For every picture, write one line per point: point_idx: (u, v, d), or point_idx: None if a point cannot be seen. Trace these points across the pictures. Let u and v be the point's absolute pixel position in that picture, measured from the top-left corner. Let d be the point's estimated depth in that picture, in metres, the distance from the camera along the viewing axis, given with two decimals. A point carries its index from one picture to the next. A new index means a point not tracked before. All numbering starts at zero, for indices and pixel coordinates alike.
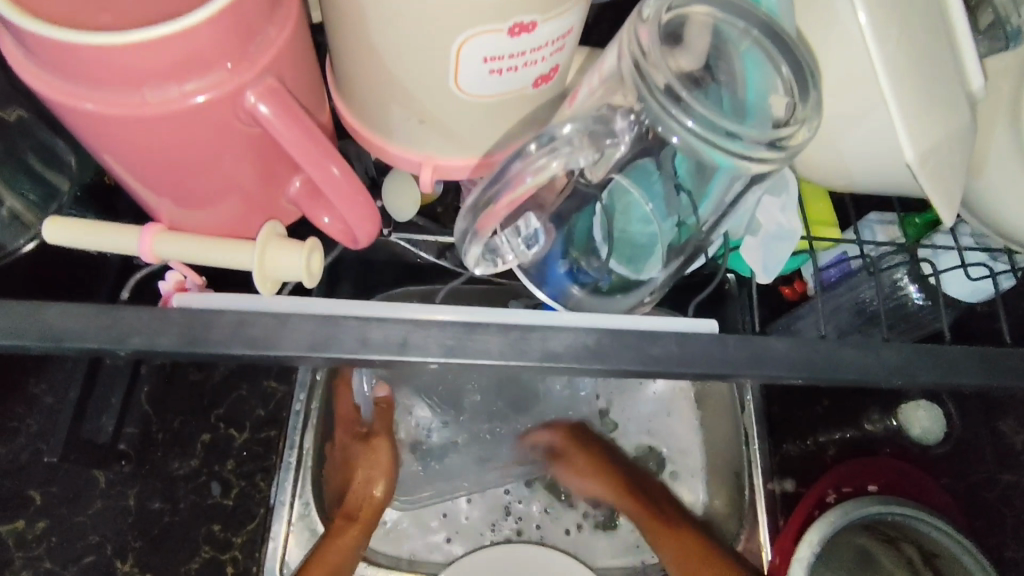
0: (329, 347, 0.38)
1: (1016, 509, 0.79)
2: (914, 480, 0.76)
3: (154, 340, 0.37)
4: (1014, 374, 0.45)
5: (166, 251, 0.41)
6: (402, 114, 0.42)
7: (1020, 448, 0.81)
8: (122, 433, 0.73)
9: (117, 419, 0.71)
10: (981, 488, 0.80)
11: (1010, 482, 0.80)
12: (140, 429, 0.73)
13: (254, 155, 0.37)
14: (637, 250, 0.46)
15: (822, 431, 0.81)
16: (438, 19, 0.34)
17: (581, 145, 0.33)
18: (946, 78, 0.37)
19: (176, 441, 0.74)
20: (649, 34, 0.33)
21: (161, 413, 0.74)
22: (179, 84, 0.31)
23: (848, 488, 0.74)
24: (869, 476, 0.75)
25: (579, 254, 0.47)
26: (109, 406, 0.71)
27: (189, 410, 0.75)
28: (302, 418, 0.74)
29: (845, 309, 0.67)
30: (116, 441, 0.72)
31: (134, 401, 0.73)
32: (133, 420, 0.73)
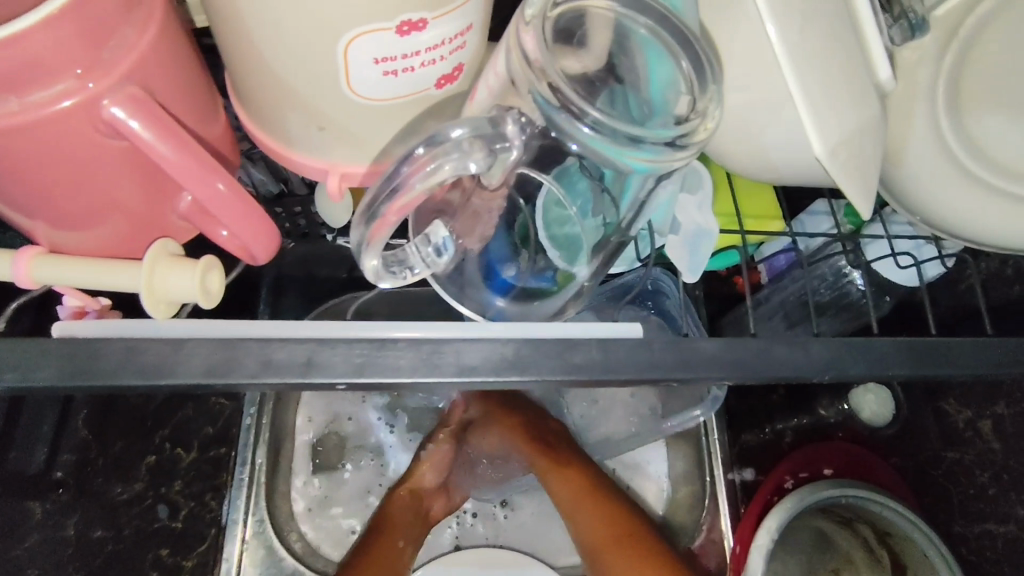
0: (226, 373, 0.36)
1: (965, 486, 0.75)
2: (866, 462, 0.77)
3: (28, 375, 0.34)
4: (939, 361, 0.45)
5: (44, 276, 0.38)
6: (300, 120, 0.39)
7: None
8: (56, 460, 0.58)
9: (50, 449, 0.58)
10: (929, 467, 0.78)
11: (957, 459, 0.76)
12: (80, 455, 0.60)
13: (129, 171, 0.34)
14: (567, 247, 0.45)
15: (778, 418, 0.82)
16: (317, 18, 0.32)
17: (473, 150, 0.31)
18: (852, 69, 0.37)
19: (117, 467, 0.64)
20: (534, 35, 0.31)
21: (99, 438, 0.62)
22: (23, 95, 0.28)
23: (803, 475, 0.75)
24: (825, 461, 0.76)
25: (514, 254, 0.45)
26: (38, 436, 0.58)
27: (129, 433, 0.65)
28: (253, 432, 0.78)
29: (790, 300, 0.68)
30: (51, 470, 0.58)
31: (69, 425, 0.60)
32: (68, 448, 0.60)
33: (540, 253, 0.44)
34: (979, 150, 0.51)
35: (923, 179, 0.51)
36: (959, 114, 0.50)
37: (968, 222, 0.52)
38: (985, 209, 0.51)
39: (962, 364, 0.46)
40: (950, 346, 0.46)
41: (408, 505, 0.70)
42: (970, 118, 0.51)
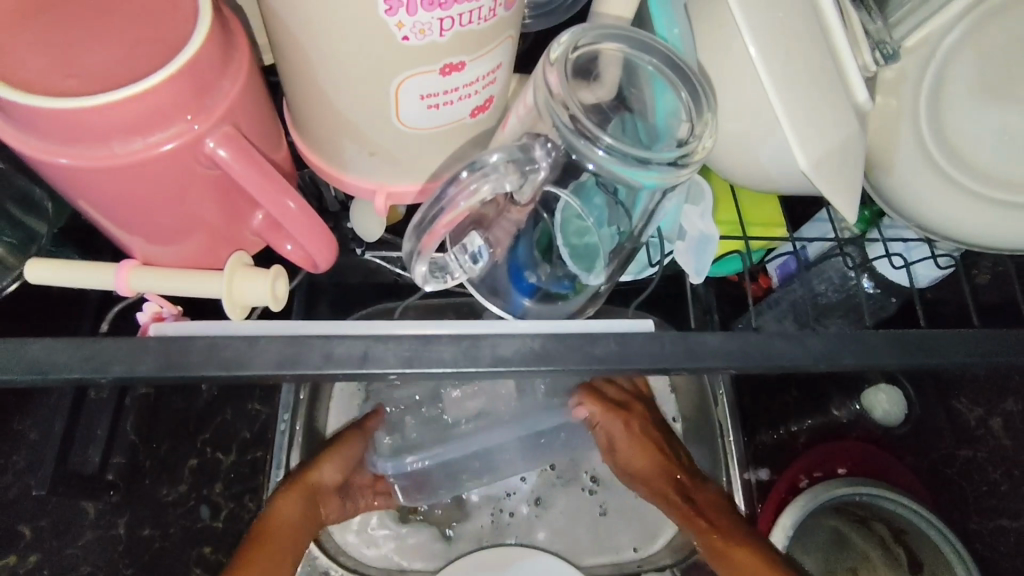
0: (296, 364, 0.42)
1: (976, 482, 0.84)
2: (880, 463, 0.81)
3: (133, 367, 0.41)
4: (925, 352, 0.50)
5: (141, 285, 0.44)
6: (353, 147, 0.46)
7: (975, 423, 0.86)
8: (109, 463, 0.74)
9: (104, 449, 0.73)
10: (942, 464, 0.85)
11: (968, 457, 0.85)
12: (129, 459, 0.75)
13: (218, 195, 0.41)
14: (585, 255, 0.50)
15: (793, 419, 0.86)
16: (374, 64, 0.38)
17: (507, 172, 0.38)
18: (832, 94, 0.42)
19: (163, 468, 0.76)
20: (556, 76, 0.37)
21: (147, 441, 0.76)
22: (145, 137, 0.35)
23: (819, 474, 0.79)
24: (837, 461, 0.80)
25: (536, 263, 0.50)
26: (95, 438, 0.72)
27: (175, 436, 0.77)
28: (287, 437, 0.77)
29: (802, 303, 0.73)
30: (105, 471, 0.73)
31: (121, 431, 0.74)
32: (120, 450, 0.74)
33: (560, 263, 0.50)
34: (962, 158, 0.55)
35: (910, 186, 0.56)
36: (941, 125, 0.55)
37: (958, 224, 0.56)
38: (971, 211, 0.56)
39: (946, 354, 0.50)
40: (936, 338, 0.51)
41: (297, 498, 0.67)
42: (951, 128, 0.55)
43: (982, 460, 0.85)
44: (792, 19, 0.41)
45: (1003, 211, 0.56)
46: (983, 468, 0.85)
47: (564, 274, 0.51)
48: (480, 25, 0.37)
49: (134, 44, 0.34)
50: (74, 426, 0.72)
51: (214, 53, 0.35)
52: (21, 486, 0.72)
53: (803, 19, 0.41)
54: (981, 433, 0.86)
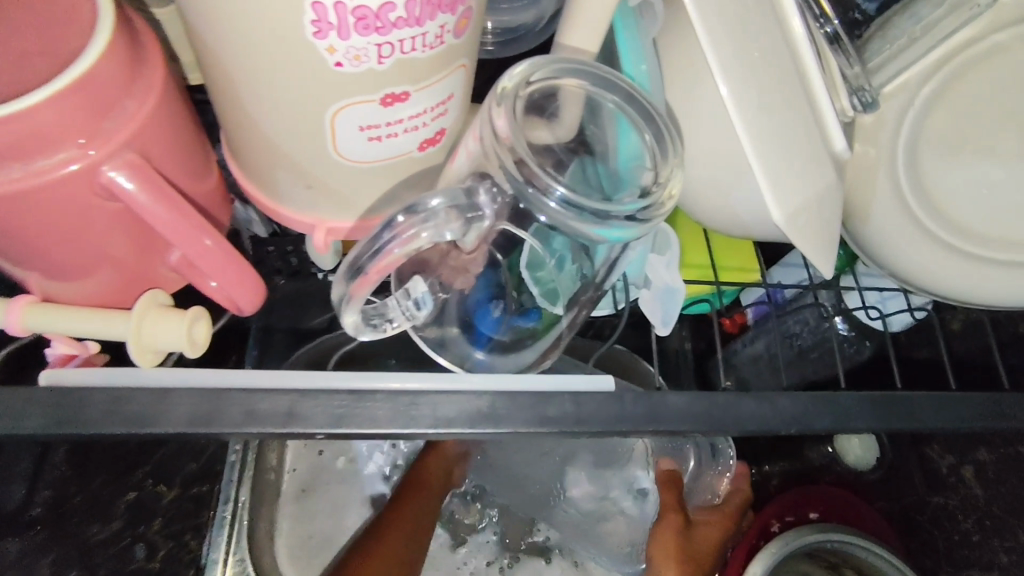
0: (211, 423, 0.37)
1: (948, 531, 0.72)
2: (853, 504, 0.73)
3: (17, 423, 0.36)
4: (902, 417, 0.47)
5: (34, 325, 0.39)
6: (288, 178, 0.41)
7: (947, 471, 0.73)
8: (32, 498, 0.56)
9: (28, 484, 0.55)
10: (913, 511, 0.76)
11: (941, 505, 0.74)
12: (59, 490, 0.57)
13: (126, 229, 0.36)
14: (552, 292, 0.45)
15: (766, 459, 0.82)
16: (307, 93, 0.34)
17: (448, 220, 0.34)
18: (806, 141, 0.39)
19: (94, 505, 0.60)
20: (504, 116, 0.34)
21: (80, 475, 0.59)
22: (27, 163, 0.30)
23: (790, 519, 0.72)
24: (809, 504, 0.73)
25: (501, 305, 0.46)
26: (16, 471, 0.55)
27: (109, 470, 0.61)
28: (236, 472, 0.72)
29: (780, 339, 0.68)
30: (27, 507, 0.55)
31: (49, 464, 0.57)
32: (48, 483, 0.57)
33: (525, 298, 0.45)
34: (940, 211, 0.53)
35: (888, 238, 0.53)
36: (920, 175, 0.52)
37: (936, 278, 0.54)
38: (951, 266, 0.53)
39: (924, 418, 0.47)
40: (914, 400, 0.48)
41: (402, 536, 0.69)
42: (930, 180, 0.52)
43: (955, 509, 0.72)
44: (764, 60, 0.38)
45: (983, 267, 0.53)
46: (955, 516, 0.72)
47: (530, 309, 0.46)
48: (426, 53, 0.34)
49: (19, 57, 0.29)
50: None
51: (115, 71, 0.31)
52: None
53: (775, 61, 0.38)
54: (953, 482, 0.73)
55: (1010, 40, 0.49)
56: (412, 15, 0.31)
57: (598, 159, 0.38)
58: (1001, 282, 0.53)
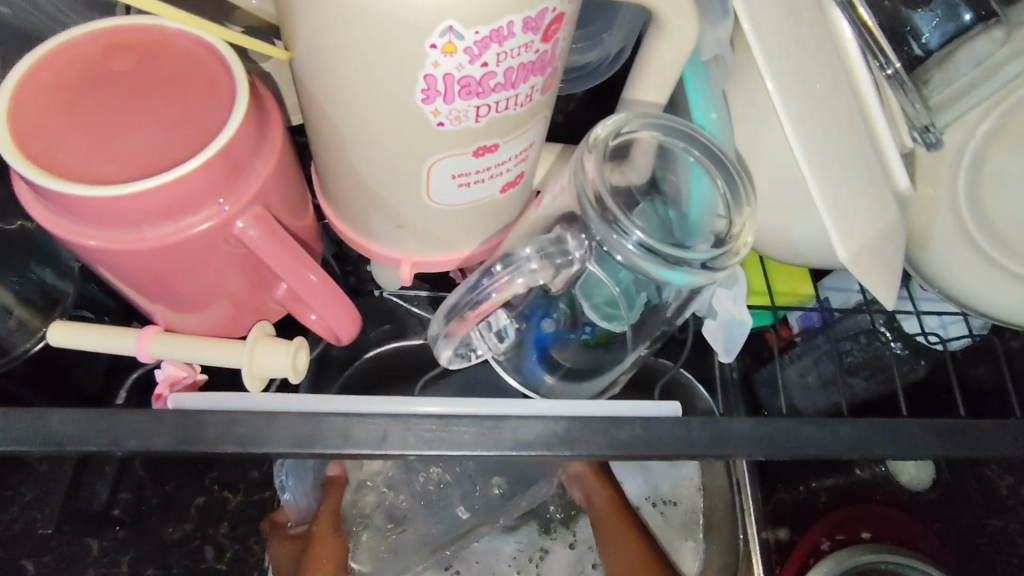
0: (314, 444, 0.41)
1: (1007, 554, 0.72)
2: (908, 526, 0.72)
3: (148, 442, 0.40)
4: (967, 444, 0.48)
5: (161, 352, 0.44)
6: (381, 219, 0.45)
7: (1006, 492, 0.74)
8: (116, 498, 0.60)
9: (112, 485, 0.60)
10: (971, 533, 0.74)
11: (1000, 527, 0.73)
12: (138, 493, 0.61)
13: (245, 269, 0.41)
14: (612, 313, 0.47)
15: (814, 475, 0.79)
16: (409, 149, 0.38)
17: (539, 266, 0.38)
18: (871, 181, 0.41)
19: (169, 507, 0.62)
20: (594, 164, 0.37)
21: (157, 477, 0.62)
22: (175, 220, 0.35)
23: (841, 537, 0.71)
24: (860, 523, 0.72)
25: (566, 334, 0.49)
26: (103, 473, 0.60)
27: (182, 473, 0.63)
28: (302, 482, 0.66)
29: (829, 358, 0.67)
30: (110, 508, 0.60)
31: (129, 468, 0.61)
32: (128, 485, 0.61)
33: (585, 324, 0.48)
34: (1005, 242, 0.53)
35: (946, 263, 0.55)
36: (983, 208, 0.53)
37: (996, 305, 0.55)
38: (1015, 296, 0.54)
39: (989, 447, 0.48)
40: (978, 428, 0.49)
41: None
42: (995, 212, 0.53)
43: (1015, 531, 0.73)
44: (832, 106, 0.40)
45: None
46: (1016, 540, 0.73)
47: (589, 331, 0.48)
48: (516, 110, 0.37)
49: (172, 128, 0.33)
50: (83, 469, 0.60)
51: (247, 137, 0.35)
52: (26, 520, 0.58)
53: (843, 108, 0.40)
54: (1013, 504, 0.73)
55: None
56: (508, 81, 0.34)
57: (670, 203, 0.41)
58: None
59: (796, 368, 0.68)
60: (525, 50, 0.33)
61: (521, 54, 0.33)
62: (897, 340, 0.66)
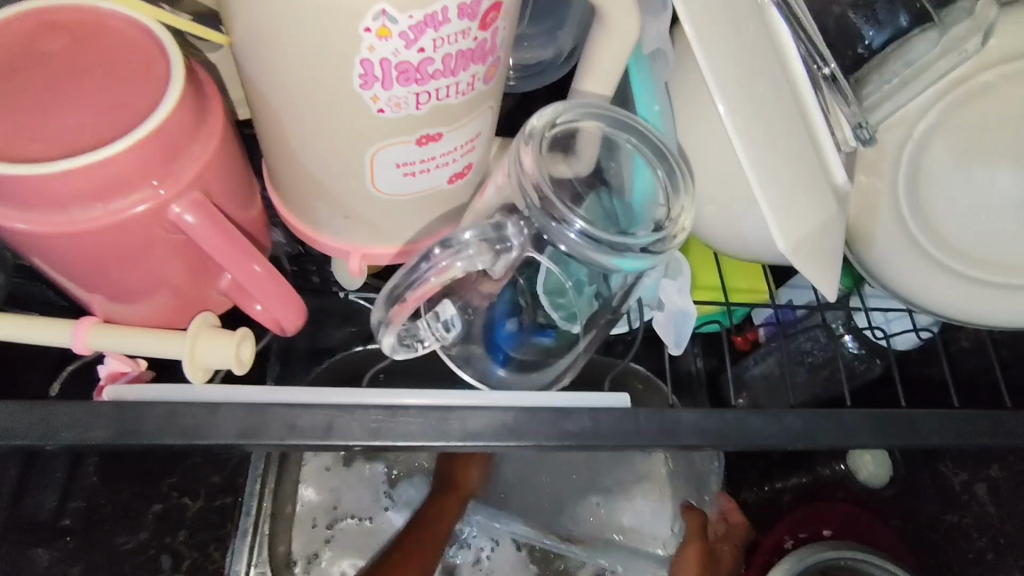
0: (256, 435, 0.40)
1: (962, 549, 0.73)
2: (869, 525, 0.72)
3: (83, 435, 0.39)
4: (907, 432, 0.49)
5: (99, 344, 0.43)
6: (328, 209, 0.45)
7: (959, 488, 0.75)
8: (66, 507, 0.60)
9: (61, 494, 0.59)
10: (927, 529, 0.75)
11: (955, 522, 0.75)
12: (90, 501, 0.61)
13: (185, 256, 0.40)
14: (565, 304, 0.48)
15: (778, 475, 0.78)
16: (349, 136, 0.37)
17: (479, 252, 0.39)
18: (808, 174, 0.42)
19: (124, 514, 0.62)
20: (531, 154, 0.37)
21: (110, 486, 0.62)
22: (107, 203, 0.34)
23: (803, 535, 0.71)
24: (822, 521, 0.71)
25: (520, 325, 0.49)
26: (53, 481, 0.59)
27: (137, 480, 0.63)
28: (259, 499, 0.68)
29: (792, 358, 0.68)
30: (60, 516, 0.59)
31: (81, 475, 0.61)
32: (79, 494, 0.61)
33: (539, 314, 0.49)
34: (944, 240, 0.55)
35: (888, 258, 0.56)
36: (924, 204, 0.54)
37: (936, 298, 0.57)
38: (953, 291, 0.56)
39: (928, 435, 0.49)
40: (917, 418, 0.50)
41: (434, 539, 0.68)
42: (933, 211, 0.54)
43: (968, 526, 0.74)
44: (768, 100, 0.41)
45: (991, 293, 0.56)
46: (969, 534, 0.74)
47: (542, 322, 0.49)
48: (459, 99, 0.37)
49: (103, 109, 0.33)
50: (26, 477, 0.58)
51: (183, 120, 0.35)
52: None
53: (778, 104, 0.42)
54: (967, 499, 0.75)
55: (1013, 73, 0.50)
56: (447, 68, 0.34)
57: (615, 194, 0.41)
58: (1009, 306, 0.56)
59: (759, 368, 0.70)
60: (463, 37, 0.33)
61: (459, 41, 0.33)
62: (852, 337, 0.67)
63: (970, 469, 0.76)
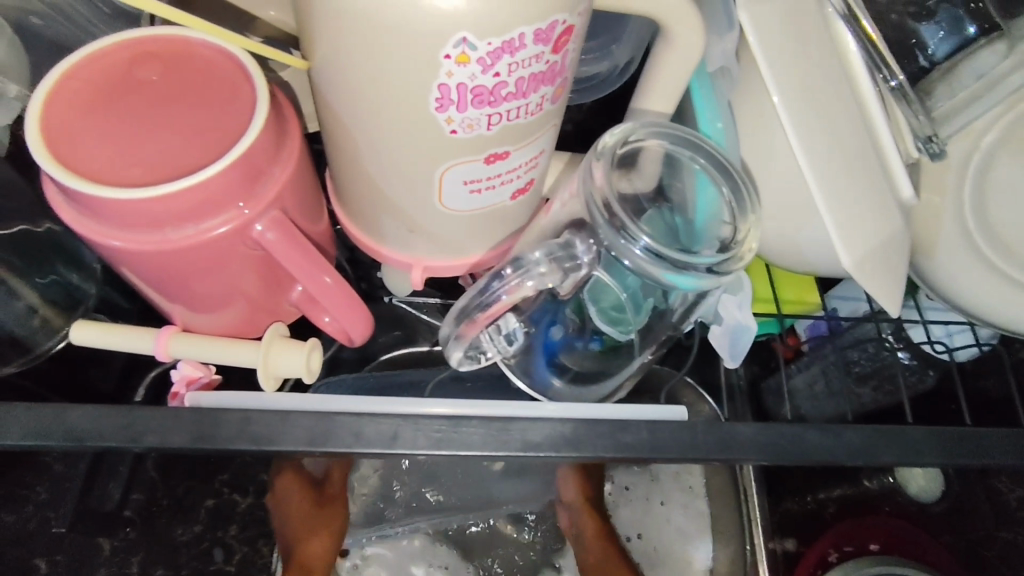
0: (326, 442, 0.42)
1: (1017, 568, 0.72)
2: (919, 540, 0.70)
3: (165, 439, 0.41)
4: (971, 451, 0.48)
5: (179, 352, 0.45)
6: (394, 224, 0.46)
7: (1015, 504, 0.73)
8: (128, 498, 0.64)
9: (124, 485, 0.63)
10: (980, 545, 0.73)
11: (1009, 539, 0.73)
12: (149, 495, 0.64)
13: (262, 270, 0.42)
14: (618, 316, 0.48)
15: (821, 489, 0.73)
16: (422, 155, 0.39)
17: (548, 270, 0.39)
18: (876, 190, 0.42)
19: (179, 509, 0.64)
20: (602, 172, 0.38)
21: (167, 480, 0.64)
22: (197, 223, 0.36)
23: (850, 548, 0.69)
24: (870, 534, 0.70)
25: (570, 333, 0.50)
26: (117, 473, 0.63)
27: (190, 477, 0.64)
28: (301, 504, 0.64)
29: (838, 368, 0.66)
30: (123, 508, 0.63)
31: (141, 470, 0.63)
32: (139, 486, 0.64)
33: (591, 325, 0.49)
34: (1010, 253, 0.54)
35: (949, 269, 0.55)
36: (989, 217, 0.53)
37: (999, 312, 0.55)
38: (1018, 304, 0.54)
39: (992, 454, 0.48)
40: (982, 436, 0.49)
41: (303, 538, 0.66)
42: (1002, 224, 0.53)
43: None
44: (838, 116, 0.41)
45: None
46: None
47: (594, 331, 0.49)
48: (528, 119, 0.38)
49: (195, 134, 0.35)
50: (97, 469, 0.63)
51: (268, 143, 0.36)
52: (40, 519, 0.62)
53: (847, 120, 0.41)
54: (1022, 516, 0.73)
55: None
56: (520, 90, 0.35)
57: (678, 211, 0.42)
58: None
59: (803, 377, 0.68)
60: (536, 61, 0.34)
61: (532, 65, 0.34)
62: (904, 350, 0.67)
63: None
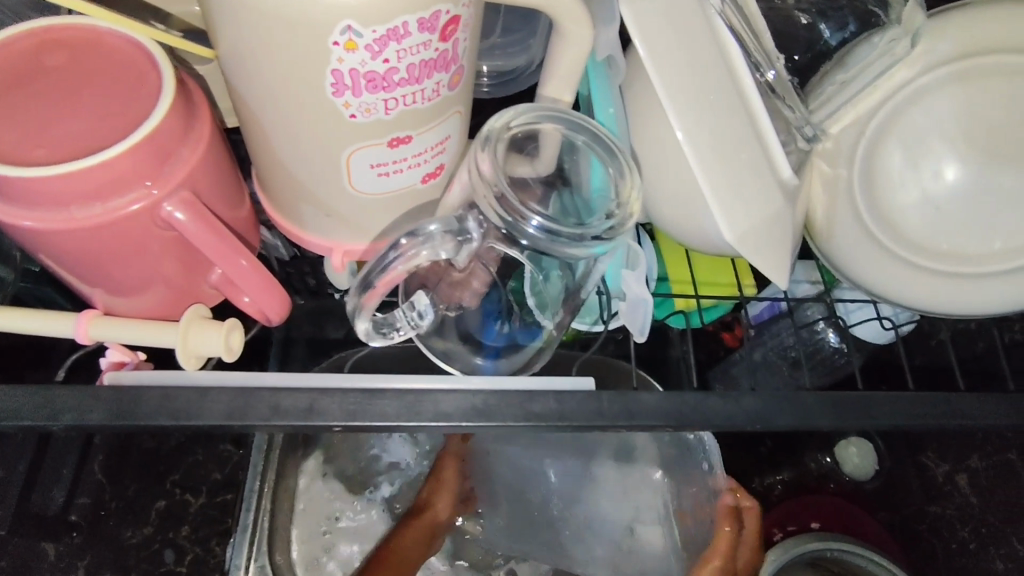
0: (243, 416, 0.43)
1: (945, 539, 0.76)
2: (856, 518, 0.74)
3: (82, 416, 0.42)
4: (863, 414, 0.51)
5: (99, 334, 0.46)
6: (310, 209, 0.48)
7: (942, 479, 0.78)
8: (74, 503, 0.65)
9: (69, 489, 0.65)
10: (912, 520, 0.77)
11: (938, 514, 0.77)
12: (95, 498, 0.66)
13: (178, 251, 0.43)
14: (539, 296, 0.51)
15: (765, 472, 0.77)
16: (326, 139, 0.41)
17: (444, 243, 0.42)
18: (753, 170, 0.45)
19: (128, 511, 0.66)
20: (490, 151, 0.41)
21: (115, 482, 0.66)
22: (105, 202, 0.38)
23: (792, 528, 0.73)
24: (810, 514, 0.73)
25: (501, 321, 0.52)
26: (60, 477, 0.65)
27: (141, 478, 0.67)
28: (255, 499, 0.62)
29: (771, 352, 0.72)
30: (67, 512, 0.64)
31: (88, 471, 0.66)
32: (86, 490, 0.66)
33: (519, 311, 0.52)
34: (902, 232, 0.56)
35: (846, 248, 0.58)
36: (883, 198, 0.55)
37: (895, 288, 0.57)
38: (912, 281, 0.56)
39: (879, 414, 0.51)
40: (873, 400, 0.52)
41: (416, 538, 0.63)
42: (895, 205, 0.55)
43: (951, 517, 0.77)
44: (713, 101, 0.44)
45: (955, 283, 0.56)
46: (953, 525, 0.76)
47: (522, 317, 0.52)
48: (425, 104, 0.41)
49: (101, 117, 0.37)
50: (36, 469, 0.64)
51: (174, 125, 0.38)
52: None
53: (725, 106, 0.45)
54: (949, 490, 0.78)
55: (973, 69, 0.51)
56: (412, 76, 0.38)
57: (572, 190, 0.45)
58: (969, 299, 0.56)
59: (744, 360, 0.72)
60: (424, 48, 0.37)
61: (421, 51, 0.37)
62: (835, 332, 0.71)
63: (951, 460, 0.78)
